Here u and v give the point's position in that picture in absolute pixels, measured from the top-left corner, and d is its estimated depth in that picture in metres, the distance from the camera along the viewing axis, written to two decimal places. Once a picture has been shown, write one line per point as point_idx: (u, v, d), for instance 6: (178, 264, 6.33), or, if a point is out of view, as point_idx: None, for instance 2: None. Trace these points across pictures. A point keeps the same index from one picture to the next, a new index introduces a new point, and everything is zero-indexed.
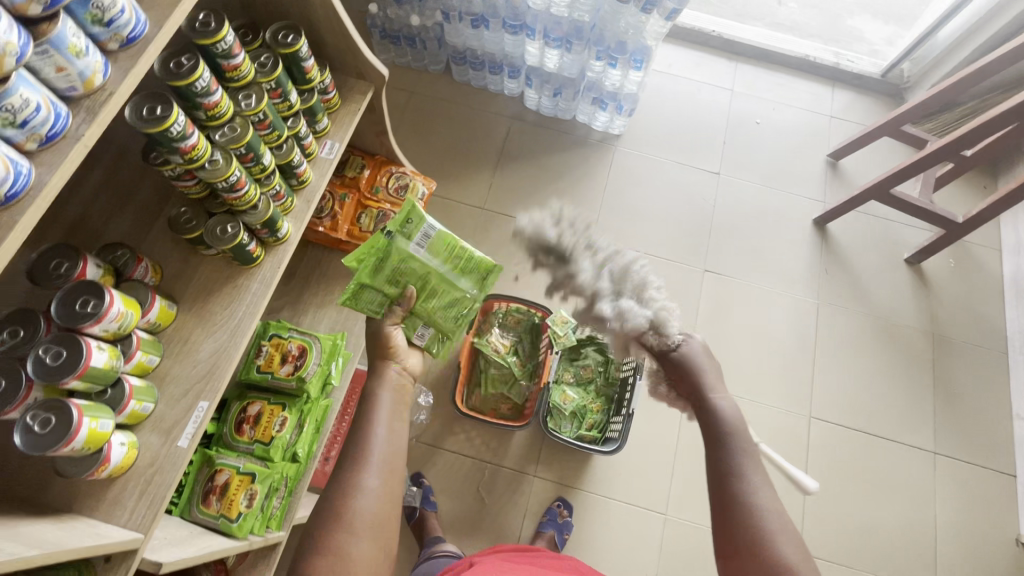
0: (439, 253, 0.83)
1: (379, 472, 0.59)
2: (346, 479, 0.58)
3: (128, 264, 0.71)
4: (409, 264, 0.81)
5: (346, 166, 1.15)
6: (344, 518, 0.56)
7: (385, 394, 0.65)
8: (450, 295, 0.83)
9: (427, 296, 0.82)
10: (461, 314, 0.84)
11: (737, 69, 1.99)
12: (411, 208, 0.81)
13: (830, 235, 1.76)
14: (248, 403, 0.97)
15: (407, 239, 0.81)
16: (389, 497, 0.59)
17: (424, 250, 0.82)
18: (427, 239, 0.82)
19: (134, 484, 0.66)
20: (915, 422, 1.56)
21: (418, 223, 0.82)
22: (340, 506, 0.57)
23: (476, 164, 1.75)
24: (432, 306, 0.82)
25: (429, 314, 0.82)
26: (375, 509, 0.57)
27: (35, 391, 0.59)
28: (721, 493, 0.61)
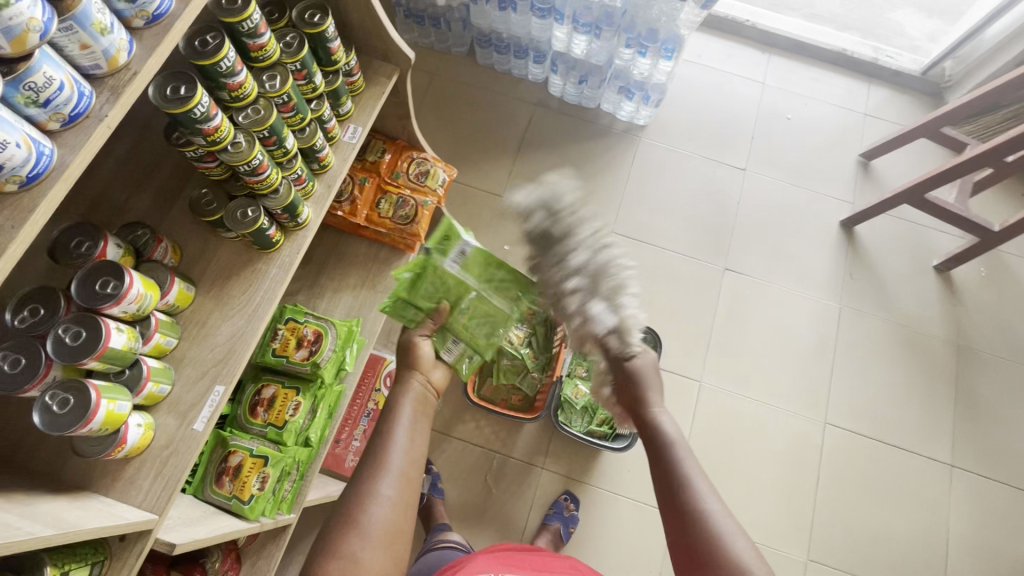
0: (477, 268, 0.81)
1: (396, 480, 0.59)
2: (363, 483, 0.58)
3: (148, 244, 0.71)
4: (444, 277, 0.81)
5: (367, 149, 1.13)
6: (359, 523, 0.56)
7: (408, 402, 0.65)
8: (484, 311, 0.80)
9: (461, 312, 0.80)
10: (495, 330, 0.80)
11: (770, 61, 1.92)
12: (449, 227, 0.83)
13: (858, 237, 1.71)
14: (262, 387, 0.98)
15: (443, 255, 0.82)
16: (405, 506, 0.58)
17: (459, 267, 0.82)
18: (461, 257, 0.82)
19: (149, 465, 0.66)
20: (934, 433, 1.53)
21: (455, 242, 0.83)
22: (354, 511, 0.56)
23: (497, 149, 1.72)
24: (465, 322, 0.79)
25: (461, 330, 0.79)
26: (389, 518, 0.57)
27: (54, 370, 0.59)
28: (673, 509, 0.59)
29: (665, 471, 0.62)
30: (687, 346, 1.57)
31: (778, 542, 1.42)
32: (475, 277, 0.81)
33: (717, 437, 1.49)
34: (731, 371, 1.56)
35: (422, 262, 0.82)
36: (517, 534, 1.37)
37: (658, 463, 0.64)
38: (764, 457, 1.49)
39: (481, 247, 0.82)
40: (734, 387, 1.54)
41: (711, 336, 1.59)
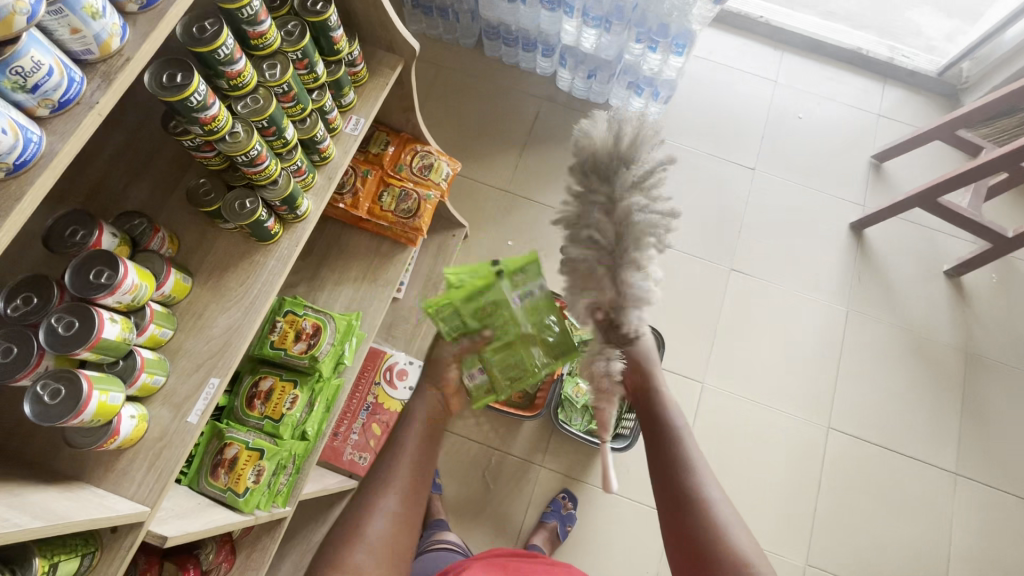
0: (537, 314, 0.78)
1: (398, 498, 0.70)
2: (368, 500, 0.70)
3: (145, 234, 0.70)
4: (501, 306, 0.78)
5: (370, 141, 1.11)
6: (362, 534, 0.67)
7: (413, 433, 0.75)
8: (521, 359, 0.80)
9: (496, 347, 0.79)
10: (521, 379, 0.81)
11: (783, 58, 1.89)
12: (531, 260, 0.78)
13: (867, 241, 1.68)
14: (260, 378, 0.97)
15: (512, 287, 0.78)
16: (401, 520, 0.70)
17: (521, 306, 0.78)
18: (530, 297, 0.78)
19: (142, 457, 0.65)
20: (938, 441, 1.51)
21: (532, 275, 0.78)
22: (359, 521, 0.68)
23: (503, 144, 1.70)
24: (496, 359, 0.80)
25: (490, 363, 0.80)
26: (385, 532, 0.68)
27: (47, 360, 0.58)
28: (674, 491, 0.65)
29: (670, 455, 0.68)
30: (690, 347, 1.56)
31: (777, 546, 1.40)
32: (530, 321, 0.78)
33: (719, 439, 1.48)
34: (735, 374, 1.54)
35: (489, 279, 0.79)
36: (514, 532, 1.37)
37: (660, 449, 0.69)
38: (765, 461, 1.47)
39: (550, 292, 0.78)
40: (736, 390, 1.53)
41: (715, 337, 1.57)
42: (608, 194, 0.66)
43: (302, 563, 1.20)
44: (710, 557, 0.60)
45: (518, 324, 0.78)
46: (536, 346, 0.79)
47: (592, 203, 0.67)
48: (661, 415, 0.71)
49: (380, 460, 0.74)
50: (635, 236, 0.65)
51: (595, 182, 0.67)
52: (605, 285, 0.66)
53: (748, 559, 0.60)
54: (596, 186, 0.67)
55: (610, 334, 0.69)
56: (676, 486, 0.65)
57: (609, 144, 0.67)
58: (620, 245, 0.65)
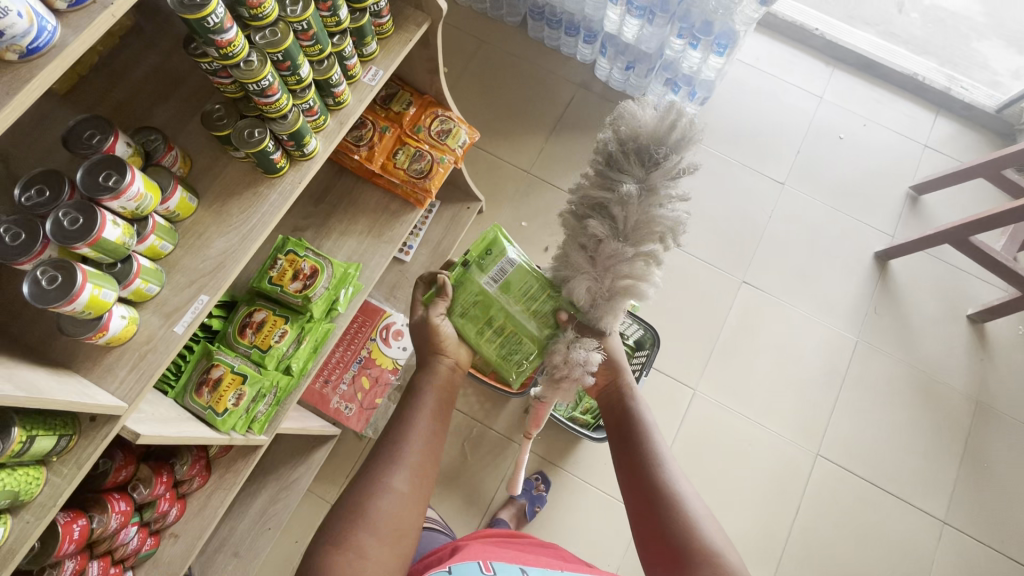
0: (513, 289, 0.82)
1: (406, 477, 0.66)
2: (377, 476, 0.65)
3: (158, 150, 0.74)
4: (480, 297, 0.83)
5: (393, 99, 1.13)
6: (365, 513, 0.62)
7: (425, 408, 0.73)
8: (515, 334, 0.82)
9: (495, 333, 0.83)
10: (522, 355, 0.83)
11: (832, 75, 1.82)
12: (492, 240, 0.83)
13: (890, 272, 1.63)
14: (254, 310, 1.01)
15: (482, 271, 0.83)
16: (408, 501, 0.65)
17: (498, 285, 0.82)
18: (502, 274, 0.82)
19: (128, 356, 0.69)
20: (931, 485, 1.46)
21: (497, 257, 0.83)
22: (364, 502, 0.63)
23: (530, 125, 1.69)
24: (496, 348, 0.83)
25: (493, 353, 0.84)
26: (393, 512, 0.63)
27: (49, 250, 0.62)
28: (644, 478, 0.71)
29: (638, 447, 0.75)
30: (687, 351, 1.54)
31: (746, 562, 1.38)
32: (511, 301, 0.82)
33: (703, 450, 1.47)
34: (730, 387, 1.52)
35: (464, 273, 0.84)
36: (483, 505, 1.39)
37: (628, 443, 0.76)
38: (746, 477, 1.45)
39: (523, 264, 0.82)
40: (730, 405, 1.50)
41: (714, 347, 1.55)
42: (637, 173, 0.74)
43: (276, 497, 1.25)
44: (684, 547, 0.65)
45: (498, 310, 0.82)
46: (522, 316, 0.81)
47: (625, 176, 0.75)
48: (634, 417, 0.78)
49: (385, 433, 0.70)
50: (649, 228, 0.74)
51: (634, 163, 0.74)
52: (604, 276, 0.76)
53: (720, 548, 0.65)
54: (631, 164, 0.74)
55: (585, 328, 0.80)
56: (646, 478, 0.71)
57: (654, 130, 0.74)
58: (626, 225, 0.75)
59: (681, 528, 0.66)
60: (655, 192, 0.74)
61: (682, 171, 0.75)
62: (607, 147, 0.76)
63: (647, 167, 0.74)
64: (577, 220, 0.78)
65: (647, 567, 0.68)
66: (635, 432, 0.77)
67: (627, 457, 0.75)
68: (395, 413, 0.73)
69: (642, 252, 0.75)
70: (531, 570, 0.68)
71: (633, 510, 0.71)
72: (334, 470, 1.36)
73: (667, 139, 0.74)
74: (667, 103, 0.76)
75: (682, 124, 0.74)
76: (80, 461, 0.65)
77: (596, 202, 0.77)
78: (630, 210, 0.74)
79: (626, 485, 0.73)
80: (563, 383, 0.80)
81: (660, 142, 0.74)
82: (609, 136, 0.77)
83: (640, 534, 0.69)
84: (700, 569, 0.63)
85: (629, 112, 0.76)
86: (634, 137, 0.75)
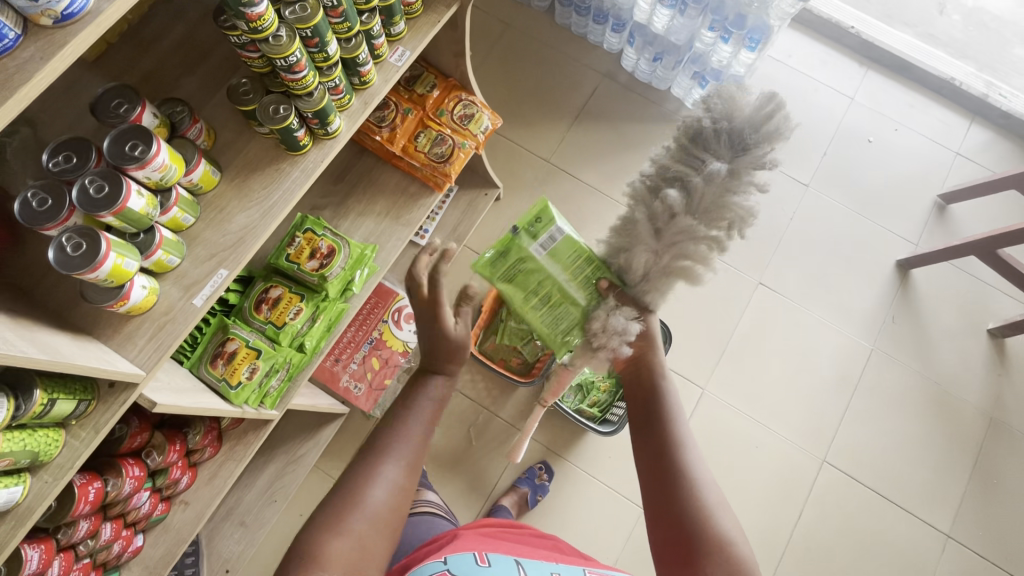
0: (561, 259, 0.87)
1: (399, 467, 0.66)
2: (371, 463, 0.65)
3: (184, 122, 0.73)
4: (529, 262, 0.89)
5: (417, 81, 1.11)
6: (359, 499, 0.62)
7: (428, 402, 0.73)
8: (561, 302, 0.87)
9: (542, 299, 0.89)
10: (568, 324, 0.88)
11: (865, 76, 1.77)
12: (541, 211, 0.88)
13: (911, 282, 1.60)
14: (270, 286, 1.02)
15: (531, 238, 0.88)
16: (405, 492, 0.66)
17: (546, 253, 0.88)
18: (551, 242, 0.87)
19: (148, 325, 0.70)
20: (937, 498, 1.44)
21: (546, 225, 0.88)
22: (356, 488, 0.63)
23: (552, 113, 1.67)
24: (541, 313, 0.90)
25: (538, 319, 0.91)
26: (385, 501, 0.64)
27: (75, 217, 0.63)
28: (662, 458, 0.69)
29: (660, 424, 0.72)
30: (698, 350, 1.53)
31: None
32: (559, 269, 0.87)
33: (708, 451, 1.46)
34: (739, 387, 1.51)
35: (514, 240, 0.90)
36: (486, 491, 1.40)
37: (650, 418, 0.73)
38: (751, 480, 1.45)
39: (571, 235, 0.87)
40: (738, 406, 1.49)
41: (725, 349, 1.53)
42: (724, 155, 0.75)
43: (283, 471, 1.27)
44: (695, 534, 0.63)
45: (546, 277, 0.88)
46: (568, 286, 0.86)
47: (708, 157, 0.76)
48: (659, 394, 0.75)
49: (383, 423, 0.71)
50: (720, 211, 0.75)
51: (724, 145, 0.76)
52: (664, 253, 0.77)
53: (733, 540, 0.63)
54: (720, 146, 0.76)
55: (626, 298, 0.81)
56: (664, 459, 0.69)
57: (750, 116, 0.75)
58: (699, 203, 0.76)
59: (695, 514, 0.64)
60: (739, 176, 0.75)
61: (769, 163, 0.76)
62: (698, 124, 0.77)
63: (736, 150, 0.76)
64: (649, 188, 0.80)
65: (655, 546, 0.67)
66: (659, 410, 0.73)
67: (647, 434, 0.72)
68: (398, 403, 0.73)
69: (708, 235, 0.76)
70: (525, 563, 0.67)
71: (647, 488, 0.69)
72: (341, 448, 1.38)
73: (762, 128, 0.75)
74: (769, 93, 0.77)
75: (779, 117, 0.75)
76: (98, 426, 0.66)
77: (676, 176, 0.78)
78: (704, 189, 0.75)
79: (643, 463, 0.71)
80: (599, 352, 0.80)
81: (754, 128, 0.75)
82: (701, 115, 0.78)
83: (651, 515, 0.68)
84: (710, 558, 0.61)
85: (730, 93, 0.77)
86: (730, 120, 0.76)
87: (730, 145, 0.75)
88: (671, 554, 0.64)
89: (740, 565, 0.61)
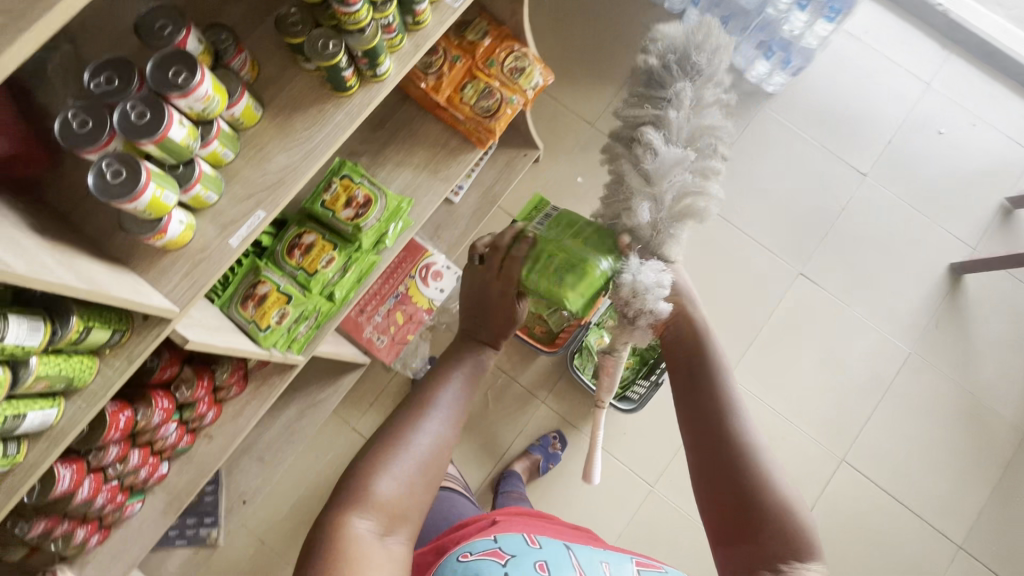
0: (558, 224, 0.76)
1: (445, 420, 0.63)
2: (416, 412, 0.63)
3: (228, 51, 0.70)
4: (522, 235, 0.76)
5: (468, 27, 1.05)
6: (405, 441, 0.60)
7: (471, 361, 0.70)
8: (567, 254, 0.70)
9: (540, 258, 0.71)
10: (579, 275, 0.68)
11: (946, 60, 1.63)
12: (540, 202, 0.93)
13: (962, 288, 1.51)
14: (304, 232, 0.99)
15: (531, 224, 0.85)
16: (448, 443, 0.63)
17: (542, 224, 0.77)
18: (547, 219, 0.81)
19: (183, 261, 0.68)
20: (955, 508, 1.42)
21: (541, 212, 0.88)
22: (404, 432, 0.61)
23: (602, 74, 1.58)
24: (542, 274, 0.70)
25: (540, 283, 0.70)
26: (429, 449, 0.61)
27: (115, 142, 0.60)
28: (715, 426, 0.65)
29: (711, 392, 0.67)
30: (728, 337, 1.49)
31: None
32: (558, 231, 0.74)
33: None
34: (765, 377, 1.47)
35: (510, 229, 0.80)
36: (498, 454, 1.41)
37: (699, 385, 0.68)
38: None
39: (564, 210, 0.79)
40: (762, 395, 1.46)
41: (755, 338, 1.49)
42: (679, 83, 0.71)
43: (303, 413, 1.29)
44: (753, 501, 0.60)
45: (545, 241, 0.73)
46: (571, 240, 0.72)
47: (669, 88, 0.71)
48: (707, 359, 0.69)
49: (429, 376, 0.68)
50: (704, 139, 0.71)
51: (679, 75, 0.71)
52: (666, 193, 0.70)
53: (792, 505, 0.60)
54: (679, 76, 0.71)
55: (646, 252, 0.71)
56: (717, 426, 0.65)
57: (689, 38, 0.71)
58: (682, 136, 0.70)
59: (752, 482, 0.61)
60: (703, 100, 0.71)
61: (721, 83, 0.73)
62: (648, 65, 0.73)
63: (691, 77, 0.71)
64: (624, 143, 0.73)
65: (705, 514, 0.64)
66: (711, 374, 0.68)
67: (697, 402, 0.67)
68: (440, 362, 0.70)
69: (699, 165, 0.70)
70: (574, 547, 0.65)
71: (697, 457, 0.65)
72: (360, 396, 1.40)
73: (704, 47, 0.71)
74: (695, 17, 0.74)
75: (715, 36, 0.71)
76: (131, 356, 0.66)
77: (645, 118, 0.72)
78: (683, 120, 0.70)
79: (691, 431, 0.67)
80: (639, 322, 0.69)
81: (699, 49, 0.71)
82: (647, 57, 0.74)
83: (702, 482, 0.64)
84: (769, 525, 0.59)
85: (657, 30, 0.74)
86: (672, 51, 0.71)
87: (686, 75, 0.71)
88: (727, 520, 0.61)
89: (801, 531, 0.58)
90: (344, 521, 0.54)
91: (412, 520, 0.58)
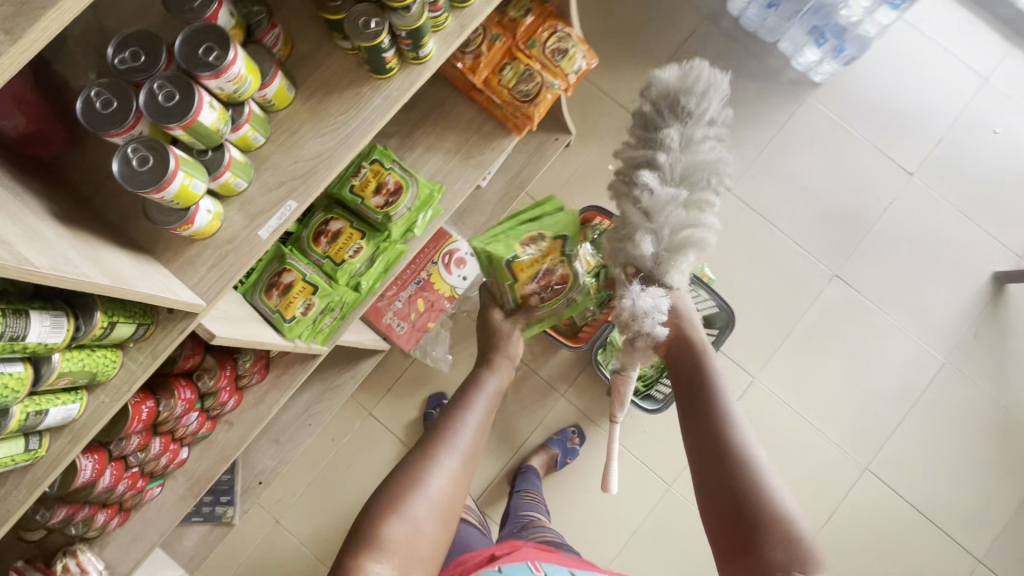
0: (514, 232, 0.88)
1: (458, 457, 0.62)
2: (427, 453, 0.61)
3: (261, 26, 0.64)
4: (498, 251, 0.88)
5: (511, 3, 0.98)
6: (417, 483, 0.59)
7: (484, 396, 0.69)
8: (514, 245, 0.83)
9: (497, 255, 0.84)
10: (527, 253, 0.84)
11: (1009, 54, 1.52)
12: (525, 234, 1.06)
13: (1004, 297, 1.45)
14: (331, 218, 0.96)
15: None
16: (461, 481, 0.62)
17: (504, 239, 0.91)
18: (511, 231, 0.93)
19: (210, 252, 0.64)
20: (977, 521, 1.39)
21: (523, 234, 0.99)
22: (415, 474, 0.59)
23: (641, 56, 1.49)
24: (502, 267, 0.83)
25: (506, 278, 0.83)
26: (443, 491, 0.60)
27: (142, 125, 0.56)
28: (712, 440, 0.61)
29: (708, 406, 0.64)
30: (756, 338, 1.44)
31: None
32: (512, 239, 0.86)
33: None
34: (790, 381, 1.43)
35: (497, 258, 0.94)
36: (515, 446, 1.39)
37: (696, 399, 0.65)
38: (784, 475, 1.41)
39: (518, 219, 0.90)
40: (784, 399, 1.43)
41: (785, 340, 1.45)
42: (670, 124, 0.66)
43: (321, 398, 1.27)
44: (752, 514, 0.56)
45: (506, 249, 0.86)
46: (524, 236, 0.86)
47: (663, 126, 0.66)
48: (704, 373, 0.66)
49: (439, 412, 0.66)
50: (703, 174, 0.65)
51: (670, 116, 0.66)
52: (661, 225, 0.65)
53: (792, 517, 0.56)
54: (670, 117, 0.66)
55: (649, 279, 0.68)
56: (714, 439, 0.61)
57: (679, 81, 0.66)
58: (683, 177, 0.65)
59: (751, 495, 0.57)
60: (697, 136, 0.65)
61: (714, 118, 0.67)
62: (640, 111, 0.68)
63: (681, 120, 0.66)
64: (622, 187, 0.69)
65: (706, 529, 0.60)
66: (708, 387, 0.65)
67: (695, 417, 0.64)
68: (452, 399, 0.69)
69: (695, 198, 0.65)
70: None
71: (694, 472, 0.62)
72: (377, 381, 1.39)
73: (691, 84, 0.65)
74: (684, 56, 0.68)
75: (706, 76, 0.66)
76: (156, 351, 0.63)
77: (635, 163, 0.68)
78: (676, 157, 0.65)
79: (689, 446, 0.63)
80: (637, 343, 0.70)
81: (688, 89, 0.66)
82: (641, 101, 0.69)
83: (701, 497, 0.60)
84: (770, 538, 0.55)
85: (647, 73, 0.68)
86: (659, 96, 0.67)
87: (679, 112, 0.66)
88: (728, 535, 0.57)
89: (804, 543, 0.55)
90: (360, 565, 0.54)
91: (429, 560, 0.57)
